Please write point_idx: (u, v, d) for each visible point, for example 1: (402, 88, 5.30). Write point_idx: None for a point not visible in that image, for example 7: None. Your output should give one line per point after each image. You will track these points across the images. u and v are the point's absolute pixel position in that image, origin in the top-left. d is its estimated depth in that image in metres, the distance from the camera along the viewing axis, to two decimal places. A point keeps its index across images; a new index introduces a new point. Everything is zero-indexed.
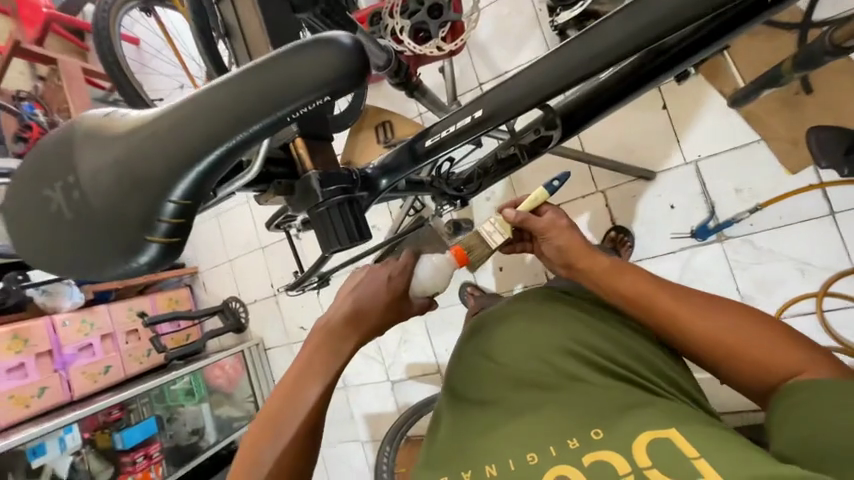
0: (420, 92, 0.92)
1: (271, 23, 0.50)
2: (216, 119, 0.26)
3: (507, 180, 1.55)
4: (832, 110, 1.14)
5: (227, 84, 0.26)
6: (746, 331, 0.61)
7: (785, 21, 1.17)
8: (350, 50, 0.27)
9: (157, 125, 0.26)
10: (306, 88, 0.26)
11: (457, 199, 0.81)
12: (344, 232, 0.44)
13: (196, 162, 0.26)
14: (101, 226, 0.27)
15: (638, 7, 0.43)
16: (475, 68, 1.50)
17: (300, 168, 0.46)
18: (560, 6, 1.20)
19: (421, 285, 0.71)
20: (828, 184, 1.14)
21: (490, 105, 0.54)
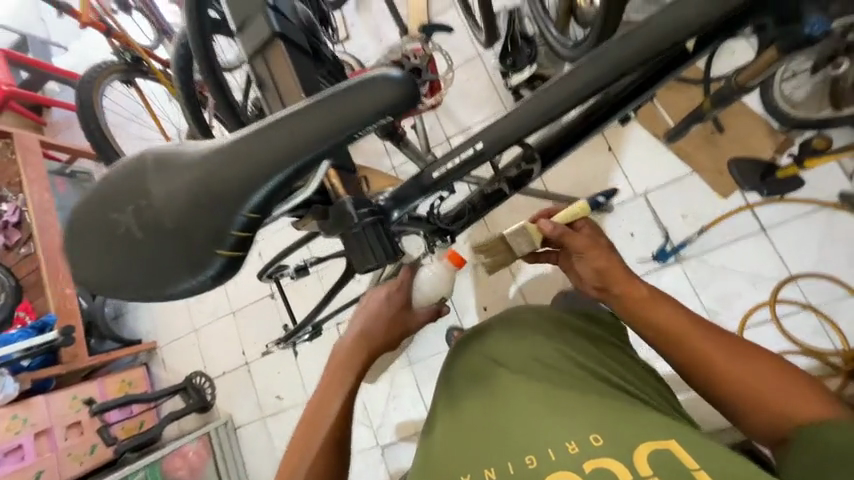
0: (404, 143, 1.01)
1: (299, 68, 0.61)
2: (284, 149, 0.36)
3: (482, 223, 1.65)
4: (744, 144, 1.36)
5: (297, 119, 0.36)
6: (773, 374, 0.64)
7: (690, 78, 1.43)
8: (392, 83, 0.36)
9: (241, 145, 0.37)
10: (354, 118, 0.36)
11: (446, 235, 0.83)
12: (378, 251, 0.49)
13: (265, 181, 0.37)
14: (178, 225, 0.37)
15: (598, 56, 0.53)
16: (443, 125, 1.66)
17: (333, 195, 0.52)
18: (511, 70, 1.39)
19: (423, 296, 0.72)
20: (755, 205, 1.33)
21: (487, 138, 0.63)
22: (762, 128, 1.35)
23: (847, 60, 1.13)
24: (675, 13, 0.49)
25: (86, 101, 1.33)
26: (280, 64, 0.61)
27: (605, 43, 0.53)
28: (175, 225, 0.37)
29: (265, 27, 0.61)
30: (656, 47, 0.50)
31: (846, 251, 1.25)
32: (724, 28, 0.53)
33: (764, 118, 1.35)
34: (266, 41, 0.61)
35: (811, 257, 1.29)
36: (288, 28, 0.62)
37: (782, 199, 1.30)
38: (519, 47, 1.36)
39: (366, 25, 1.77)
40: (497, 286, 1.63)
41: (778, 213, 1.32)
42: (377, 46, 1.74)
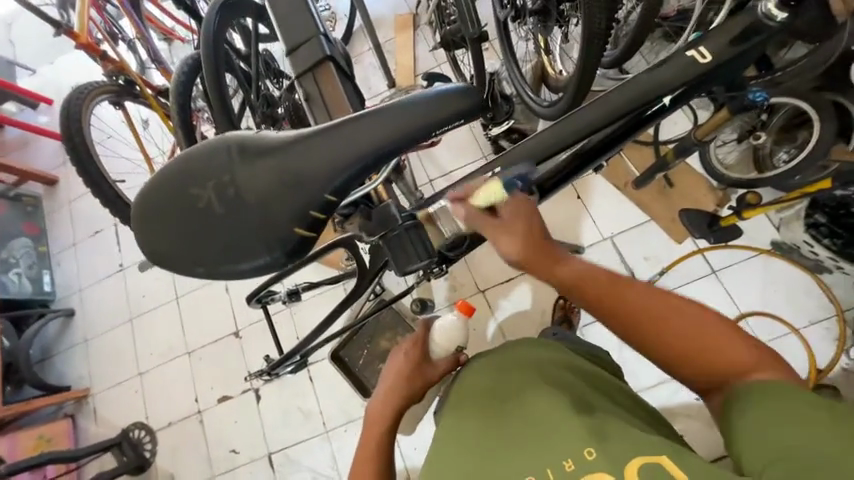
0: (400, 177, 1.07)
1: (348, 89, 0.75)
2: (360, 147, 0.54)
3: (463, 261, 1.71)
4: (691, 198, 1.56)
5: (388, 115, 0.55)
6: (699, 336, 0.62)
7: (643, 139, 1.65)
8: (447, 104, 0.55)
9: (343, 132, 0.55)
10: (417, 130, 0.55)
11: (444, 262, 0.87)
12: (420, 245, 0.73)
13: (344, 171, 0.55)
14: (279, 190, 0.55)
15: (601, 102, 0.64)
16: (425, 168, 1.75)
17: (377, 198, 0.80)
18: (491, 124, 1.51)
19: (438, 347, 0.80)
20: (705, 249, 1.49)
21: (505, 162, 0.69)
22: (704, 186, 1.56)
23: (764, 133, 1.36)
24: (657, 74, 0.64)
25: (72, 112, 1.37)
26: (330, 81, 0.74)
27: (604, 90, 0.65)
28: (280, 188, 0.55)
29: (319, 50, 0.75)
30: (646, 98, 0.63)
31: (783, 292, 1.42)
32: (688, 95, 0.66)
33: (704, 178, 1.57)
34: (318, 62, 0.75)
35: (757, 297, 1.44)
36: (335, 54, 0.77)
37: (728, 244, 1.48)
38: (498, 104, 1.51)
39: (357, 74, 1.88)
40: (477, 323, 1.64)
41: (726, 258, 1.49)
42: (366, 94, 1.85)
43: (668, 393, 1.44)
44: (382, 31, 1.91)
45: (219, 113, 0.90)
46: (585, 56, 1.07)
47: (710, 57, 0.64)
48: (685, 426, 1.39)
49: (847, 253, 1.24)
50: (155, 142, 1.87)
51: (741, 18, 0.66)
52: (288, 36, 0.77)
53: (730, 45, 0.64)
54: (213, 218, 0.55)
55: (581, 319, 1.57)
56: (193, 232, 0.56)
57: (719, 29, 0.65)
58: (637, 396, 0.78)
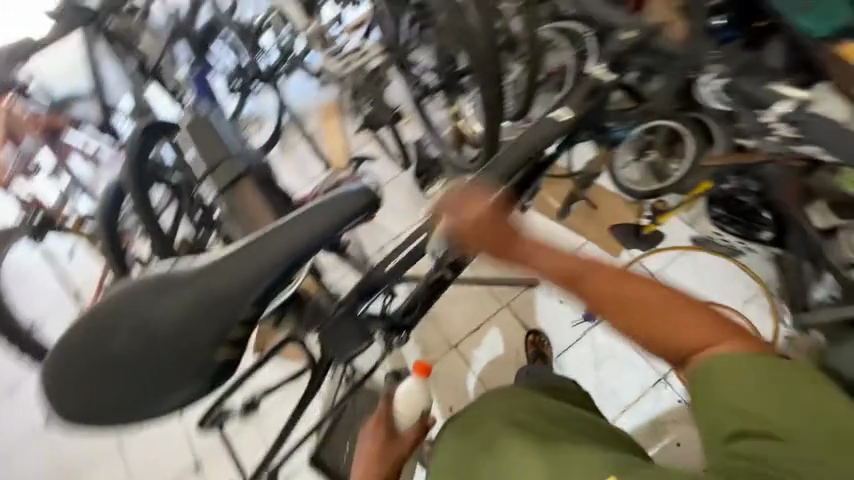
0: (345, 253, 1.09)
1: (271, 199, 0.80)
2: (273, 256, 0.61)
3: (427, 318, 1.70)
4: (614, 215, 1.70)
5: (286, 232, 0.61)
6: (667, 312, 0.66)
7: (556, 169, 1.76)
8: (348, 203, 0.62)
9: (247, 254, 0.60)
10: (321, 232, 0.62)
11: (403, 330, 0.91)
12: (352, 329, 0.81)
13: (260, 281, 0.61)
14: (199, 319, 0.61)
15: (502, 157, 0.73)
16: (375, 237, 1.79)
17: (304, 294, 0.84)
18: (426, 183, 1.69)
19: (404, 415, 0.87)
20: (641, 257, 1.64)
21: (427, 230, 0.76)
22: (621, 203, 1.71)
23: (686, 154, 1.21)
24: (540, 129, 0.74)
25: None
26: (247, 193, 0.79)
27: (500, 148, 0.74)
28: (201, 321, 0.61)
29: (232, 168, 0.80)
30: (537, 146, 0.72)
31: (715, 281, 1.58)
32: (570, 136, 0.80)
33: (620, 195, 1.70)
34: (234, 179, 0.79)
35: (694, 290, 1.59)
36: (253, 165, 0.82)
37: (657, 249, 1.64)
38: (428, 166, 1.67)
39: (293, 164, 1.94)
40: (458, 379, 1.62)
41: (660, 261, 1.64)
42: (305, 181, 1.93)
43: (652, 403, 1.48)
44: (308, 121, 1.99)
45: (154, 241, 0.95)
46: (489, 121, 1.24)
47: (573, 112, 0.76)
48: (678, 432, 1.44)
49: (750, 234, 1.47)
50: (82, 270, 1.75)
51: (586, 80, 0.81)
52: (208, 155, 0.81)
53: (584, 101, 0.78)
54: (148, 346, 0.61)
55: (554, 350, 1.60)
56: (131, 363, 0.62)
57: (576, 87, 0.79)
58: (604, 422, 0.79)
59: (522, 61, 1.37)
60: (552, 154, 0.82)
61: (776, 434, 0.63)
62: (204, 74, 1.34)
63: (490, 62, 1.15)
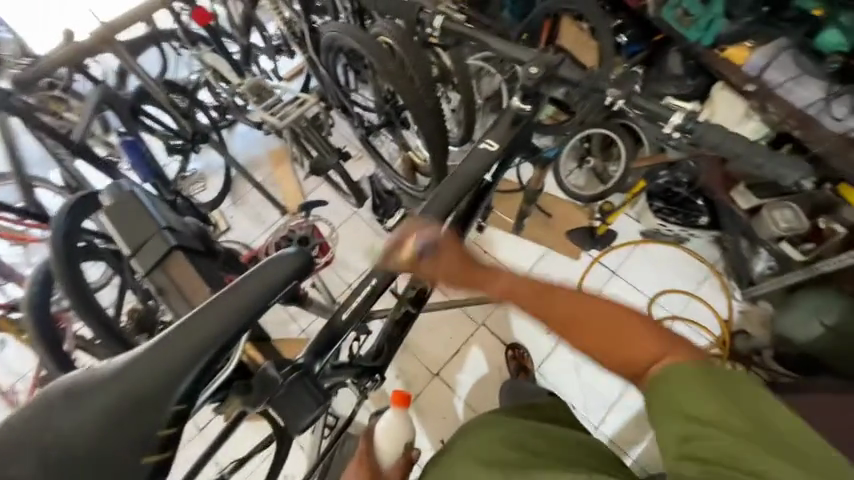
0: (307, 301, 1.05)
1: (208, 272, 0.69)
2: (208, 330, 0.54)
3: (404, 351, 1.66)
4: (568, 221, 1.76)
5: (216, 307, 0.55)
6: (599, 309, 0.59)
7: (506, 184, 1.82)
8: (287, 258, 0.61)
9: (166, 343, 0.52)
10: (264, 294, 0.58)
11: (374, 373, 0.88)
12: (309, 396, 0.68)
13: (197, 361, 0.52)
14: (119, 425, 0.49)
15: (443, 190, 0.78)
16: (340, 276, 1.74)
17: (252, 366, 0.69)
18: (385, 217, 1.68)
19: (386, 451, 0.86)
20: (599, 256, 1.71)
21: (378, 273, 0.76)
22: (572, 208, 1.77)
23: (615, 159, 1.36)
24: (475, 159, 0.79)
25: None
26: (183, 269, 0.67)
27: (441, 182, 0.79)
28: (111, 436, 0.49)
29: (163, 243, 0.67)
30: (474, 175, 0.78)
31: (670, 269, 1.66)
32: (504, 164, 0.85)
33: (570, 201, 1.76)
34: (166, 253, 0.67)
35: (652, 281, 1.66)
36: (186, 239, 0.70)
37: (614, 247, 1.71)
38: (385, 200, 1.69)
39: (246, 214, 1.87)
40: (444, 409, 1.58)
41: (616, 258, 1.71)
42: (259, 228, 1.85)
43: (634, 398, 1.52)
44: (259, 170, 1.93)
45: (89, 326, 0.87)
46: (433, 152, 1.28)
47: (499, 142, 0.81)
48: None
49: (689, 221, 1.57)
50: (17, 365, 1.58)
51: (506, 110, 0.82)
52: (128, 232, 0.68)
53: (510, 128, 0.81)
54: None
55: (534, 361, 1.60)
56: None
57: (503, 115, 0.83)
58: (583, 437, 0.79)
59: (457, 93, 1.43)
60: (490, 180, 0.87)
61: (732, 439, 0.52)
62: (137, 139, 1.36)
63: (423, 98, 1.20)
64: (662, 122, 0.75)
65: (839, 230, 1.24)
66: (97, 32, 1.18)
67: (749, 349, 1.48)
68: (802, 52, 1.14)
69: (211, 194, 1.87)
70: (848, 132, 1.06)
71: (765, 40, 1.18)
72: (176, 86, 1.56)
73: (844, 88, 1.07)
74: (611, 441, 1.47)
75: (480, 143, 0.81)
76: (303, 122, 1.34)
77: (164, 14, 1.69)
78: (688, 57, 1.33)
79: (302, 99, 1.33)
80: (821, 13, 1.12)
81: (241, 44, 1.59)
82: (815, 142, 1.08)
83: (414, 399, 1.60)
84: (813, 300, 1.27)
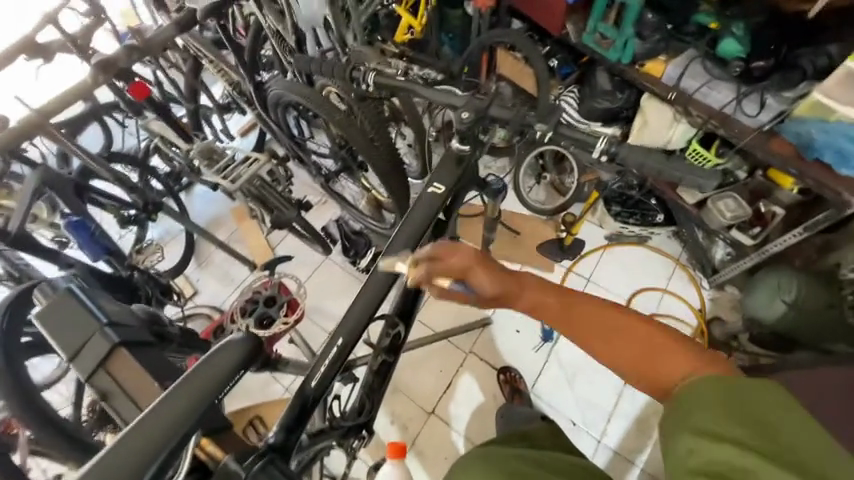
0: (282, 363, 1.00)
1: (152, 362, 0.55)
2: (158, 432, 0.44)
3: (395, 394, 1.60)
4: (536, 236, 1.78)
5: (154, 416, 0.45)
6: (623, 331, 0.61)
7: (469, 210, 1.84)
8: (242, 341, 0.53)
9: (93, 473, 0.40)
10: (221, 381, 0.50)
11: (361, 429, 0.84)
12: None
13: (143, 472, 0.42)
14: None
15: (397, 238, 0.80)
16: (318, 324, 1.68)
17: (211, 462, 0.50)
18: (357, 258, 1.66)
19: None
20: (572, 265, 1.73)
21: (344, 332, 0.75)
22: (538, 221, 1.80)
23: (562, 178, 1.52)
24: (427, 201, 0.82)
25: None
26: (128, 367, 0.53)
27: (395, 229, 0.81)
28: None
29: (103, 341, 0.53)
30: (427, 217, 0.80)
31: (638, 269, 1.71)
32: (455, 201, 0.88)
33: (535, 217, 1.80)
34: (107, 353, 0.53)
35: (625, 282, 1.70)
36: (134, 329, 0.56)
37: (583, 255, 1.75)
38: (354, 241, 1.68)
39: (213, 275, 1.80)
40: (443, 448, 1.51)
41: (588, 264, 1.74)
42: (228, 288, 1.78)
43: (630, 402, 1.51)
44: (221, 229, 1.89)
45: (34, 436, 0.77)
46: (392, 190, 1.30)
47: (445, 184, 0.84)
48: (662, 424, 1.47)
49: (648, 221, 1.64)
50: None
51: (450, 150, 0.85)
52: (56, 334, 0.54)
53: (456, 167, 0.84)
54: None
55: (527, 382, 1.58)
56: None
57: (448, 154, 0.85)
58: (581, 462, 0.76)
59: (409, 129, 1.47)
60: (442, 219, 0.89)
61: (752, 458, 0.48)
62: (84, 218, 1.30)
63: (372, 141, 1.23)
64: (591, 149, 0.75)
65: (778, 212, 1.33)
66: (27, 117, 1.15)
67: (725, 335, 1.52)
68: (707, 59, 1.25)
69: (172, 260, 1.81)
70: (762, 127, 1.17)
71: (675, 53, 1.30)
72: (124, 157, 1.54)
73: (751, 88, 1.18)
74: (616, 453, 1.45)
75: (428, 187, 0.83)
76: (258, 181, 1.34)
77: (104, 88, 1.68)
78: (614, 74, 1.45)
79: (253, 158, 1.33)
80: (715, 26, 1.24)
81: (190, 108, 1.60)
82: (738, 137, 1.20)
83: (411, 444, 1.53)
84: (772, 280, 1.34)
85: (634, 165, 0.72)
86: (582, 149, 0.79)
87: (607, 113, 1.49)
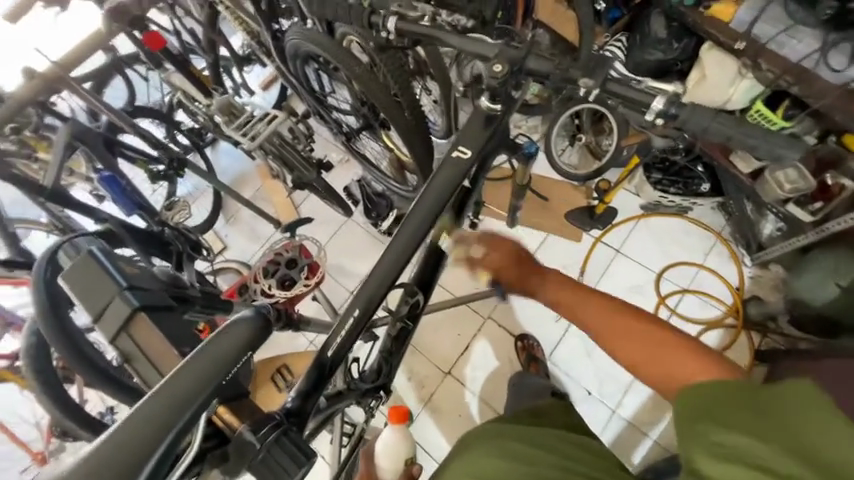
0: (304, 323, 1.03)
1: (171, 329, 0.56)
2: (172, 407, 0.45)
3: (414, 353, 1.65)
4: (566, 203, 1.68)
5: (167, 390, 0.46)
6: (636, 336, 0.69)
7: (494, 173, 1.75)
8: (251, 318, 0.54)
9: (110, 444, 0.42)
10: (231, 357, 0.51)
11: (380, 390, 0.86)
12: (290, 462, 0.54)
13: (158, 443, 0.43)
14: None
15: (418, 207, 0.76)
16: (341, 284, 1.72)
17: (228, 431, 0.54)
18: (379, 220, 1.66)
19: (387, 469, 0.89)
20: (602, 236, 1.64)
21: (361, 303, 0.75)
22: (570, 188, 1.69)
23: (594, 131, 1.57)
24: (448, 169, 0.77)
25: None
26: (149, 335, 0.55)
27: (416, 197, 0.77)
28: None
29: (123, 305, 0.55)
30: (448, 187, 0.76)
31: (674, 241, 1.61)
32: (480, 167, 0.83)
33: (567, 183, 1.70)
34: (128, 319, 0.55)
35: (657, 255, 1.60)
36: (154, 295, 0.57)
37: (613, 226, 1.65)
38: (376, 203, 1.67)
39: (240, 232, 1.85)
40: (459, 407, 1.57)
41: (619, 235, 1.64)
42: (255, 245, 1.83)
43: None
44: (247, 187, 1.90)
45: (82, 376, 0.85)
46: (414, 150, 1.23)
47: (471, 147, 0.78)
48: None
49: (691, 189, 1.51)
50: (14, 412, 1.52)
51: (476, 111, 0.79)
52: (81, 298, 0.56)
53: (482, 130, 0.78)
54: None
55: (545, 349, 1.58)
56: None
57: (473, 116, 0.79)
58: (593, 445, 0.76)
59: (435, 84, 1.37)
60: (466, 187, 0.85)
61: (765, 450, 0.51)
62: (115, 174, 1.35)
63: (394, 98, 1.16)
64: (644, 111, 0.67)
65: (848, 185, 1.15)
66: (49, 70, 1.16)
67: (763, 315, 1.43)
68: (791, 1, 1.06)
69: (200, 216, 1.86)
70: (848, 84, 1.00)
71: None
72: (148, 112, 1.54)
73: (842, 35, 1.00)
74: (629, 423, 1.46)
75: (453, 150, 0.78)
76: (276, 138, 1.31)
77: (121, 37, 1.65)
78: (672, 19, 1.27)
79: (272, 115, 1.29)
80: None
81: (210, 61, 1.55)
82: (814, 97, 1.03)
83: (429, 400, 1.59)
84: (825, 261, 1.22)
85: (692, 130, 0.63)
86: (631, 110, 0.69)
87: (658, 67, 1.32)
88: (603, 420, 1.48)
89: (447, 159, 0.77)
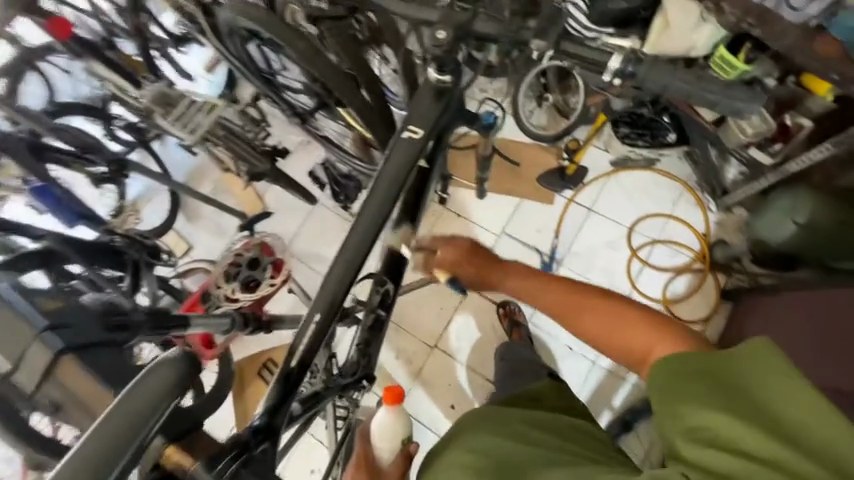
0: (276, 322, 1.00)
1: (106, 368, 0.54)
2: (94, 463, 0.43)
3: (400, 332, 1.66)
4: (538, 165, 1.65)
5: (88, 446, 0.44)
6: (603, 318, 0.69)
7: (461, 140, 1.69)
8: (177, 360, 0.50)
9: None
10: (156, 403, 0.48)
11: (361, 381, 0.87)
12: None
13: None
14: None
15: (372, 197, 0.72)
16: (317, 271, 1.67)
17: (181, 471, 0.50)
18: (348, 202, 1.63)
19: (384, 448, 0.90)
20: (574, 196, 1.63)
21: (320, 307, 0.72)
22: (540, 149, 1.65)
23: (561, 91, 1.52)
24: (400, 153, 0.72)
25: None
26: (77, 380, 0.53)
27: (370, 187, 0.73)
28: None
29: (45, 350, 0.53)
30: (402, 174, 0.72)
31: (643, 194, 1.62)
32: (437, 141, 0.79)
33: (538, 144, 1.65)
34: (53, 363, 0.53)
35: (628, 209, 1.62)
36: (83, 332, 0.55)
37: (585, 185, 1.64)
38: (343, 185, 1.61)
39: (204, 228, 1.75)
40: (448, 378, 1.61)
41: (591, 194, 1.64)
42: (221, 241, 1.74)
43: None
44: (203, 182, 1.77)
45: None
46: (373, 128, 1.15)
47: (423, 126, 0.73)
48: None
49: (658, 141, 1.49)
50: None
51: (425, 87, 0.74)
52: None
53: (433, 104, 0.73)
54: None
55: (526, 314, 1.61)
56: None
57: (422, 91, 0.74)
58: (570, 421, 0.82)
59: (391, 51, 1.28)
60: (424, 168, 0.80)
61: (745, 429, 0.53)
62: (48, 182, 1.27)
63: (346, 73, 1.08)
64: (601, 71, 0.64)
65: (806, 124, 1.19)
66: None
67: (728, 258, 1.49)
68: None
69: (156, 218, 1.74)
70: (808, 22, 0.99)
71: None
72: (73, 109, 1.38)
73: None
74: (610, 373, 1.53)
75: (403, 131, 0.73)
76: (220, 129, 1.22)
77: (28, 23, 1.44)
78: None
79: (211, 104, 1.19)
80: None
81: (136, 45, 1.38)
82: (775, 38, 1.01)
83: (419, 375, 1.62)
84: (783, 201, 1.25)
85: (653, 89, 0.60)
86: (589, 71, 0.66)
87: (621, 16, 1.25)
88: (585, 373, 1.55)
89: (398, 142, 0.73)
